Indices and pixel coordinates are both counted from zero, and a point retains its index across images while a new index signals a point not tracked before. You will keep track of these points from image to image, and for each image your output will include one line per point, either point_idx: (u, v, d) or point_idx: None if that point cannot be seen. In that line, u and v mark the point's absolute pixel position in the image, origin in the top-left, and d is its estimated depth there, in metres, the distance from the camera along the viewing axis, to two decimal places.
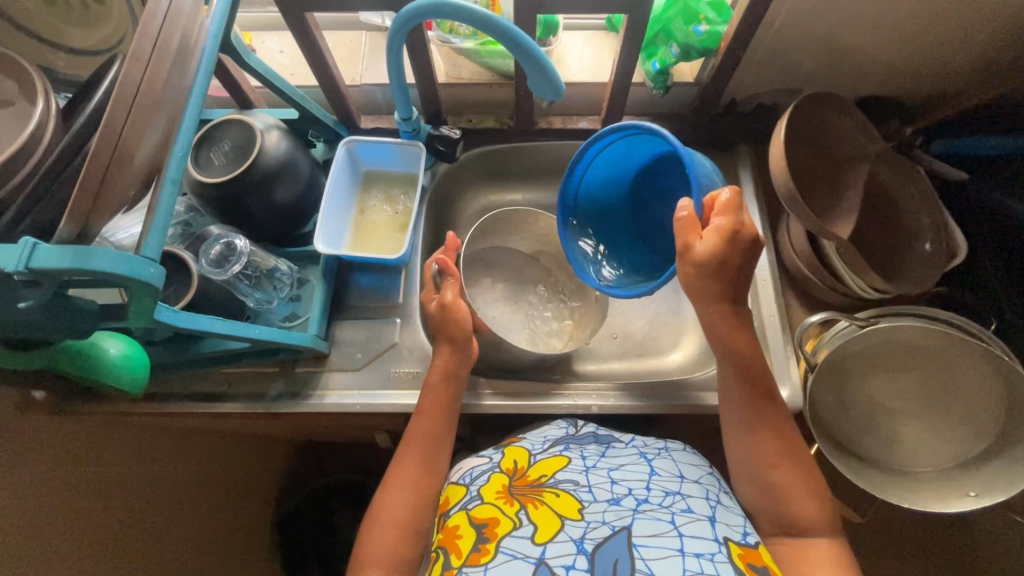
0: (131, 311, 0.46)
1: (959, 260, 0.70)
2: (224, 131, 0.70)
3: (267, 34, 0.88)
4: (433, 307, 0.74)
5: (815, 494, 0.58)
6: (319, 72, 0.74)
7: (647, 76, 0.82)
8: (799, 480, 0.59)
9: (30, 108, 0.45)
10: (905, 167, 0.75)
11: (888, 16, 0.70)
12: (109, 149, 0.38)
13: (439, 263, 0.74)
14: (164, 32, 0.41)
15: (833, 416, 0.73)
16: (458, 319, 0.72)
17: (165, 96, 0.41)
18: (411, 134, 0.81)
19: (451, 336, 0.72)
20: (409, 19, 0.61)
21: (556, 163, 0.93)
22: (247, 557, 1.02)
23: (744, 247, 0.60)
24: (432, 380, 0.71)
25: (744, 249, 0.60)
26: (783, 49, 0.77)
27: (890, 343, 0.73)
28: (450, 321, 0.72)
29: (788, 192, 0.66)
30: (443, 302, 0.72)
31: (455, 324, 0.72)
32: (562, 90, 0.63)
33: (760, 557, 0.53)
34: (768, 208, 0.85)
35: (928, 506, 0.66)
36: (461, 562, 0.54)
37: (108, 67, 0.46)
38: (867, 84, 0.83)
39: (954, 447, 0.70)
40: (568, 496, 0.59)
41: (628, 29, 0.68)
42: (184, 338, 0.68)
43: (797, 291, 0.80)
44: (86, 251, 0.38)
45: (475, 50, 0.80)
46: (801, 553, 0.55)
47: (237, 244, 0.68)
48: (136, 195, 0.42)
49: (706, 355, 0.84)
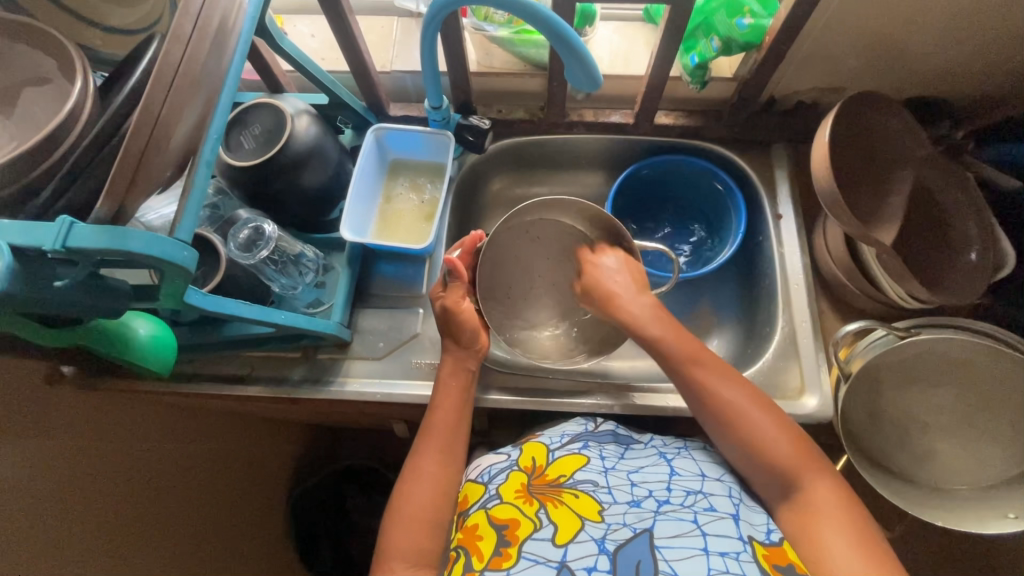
0: (161, 293, 0.46)
1: (1007, 271, 0.68)
2: (254, 114, 0.70)
3: (300, 17, 0.88)
4: (437, 308, 0.73)
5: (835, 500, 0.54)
6: (351, 56, 0.73)
7: (684, 69, 0.80)
8: (787, 452, 0.57)
9: (68, 87, 0.45)
10: (955, 172, 0.71)
11: (946, 12, 0.67)
12: (148, 129, 0.38)
13: (448, 264, 0.72)
14: (205, 11, 0.41)
15: (862, 426, 0.71)
16: (461, 319, 0.71)
17: (204, 78, 0.41)
18: (440, 124, 0.80)
19: (456, 336, 0.72)
20: (447, 6, 0.59)
21: (585, 157, 0.91)
22: (264, 537, 1.04)
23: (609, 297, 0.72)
24: (442, 374, 0.71)
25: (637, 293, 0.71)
26: (830, 45, 0.74)
27: (929, 356, 0.70)
28: (454, 323, 0.71)
29: (831, 194, 0.63)
30: (446, 305, 0.71)
31: (459, 326, 0.71)
32: (599, 82, 0.62)
33: (785, 556, 0.51)
34: (802, 210, 0.83)
35: (967, 527, 0.64)
36: (483, 565, 0.53)
37: (147, 46, 0.46)
38: (916, 85, 0.80)
39: (989, 467, 0.68)
40: (588, 497, 0.58)
41: (670, 20, 0.66)
42: (208, 322, 0.68)
43: (831, 296, 0.79)
44: (120, 232, 0.38)
45: (509, 39, 0.78)
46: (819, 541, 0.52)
47: (266, 229, 0.68)
48: (172, 176, 0.41)
49: (733, 360, 0.81)
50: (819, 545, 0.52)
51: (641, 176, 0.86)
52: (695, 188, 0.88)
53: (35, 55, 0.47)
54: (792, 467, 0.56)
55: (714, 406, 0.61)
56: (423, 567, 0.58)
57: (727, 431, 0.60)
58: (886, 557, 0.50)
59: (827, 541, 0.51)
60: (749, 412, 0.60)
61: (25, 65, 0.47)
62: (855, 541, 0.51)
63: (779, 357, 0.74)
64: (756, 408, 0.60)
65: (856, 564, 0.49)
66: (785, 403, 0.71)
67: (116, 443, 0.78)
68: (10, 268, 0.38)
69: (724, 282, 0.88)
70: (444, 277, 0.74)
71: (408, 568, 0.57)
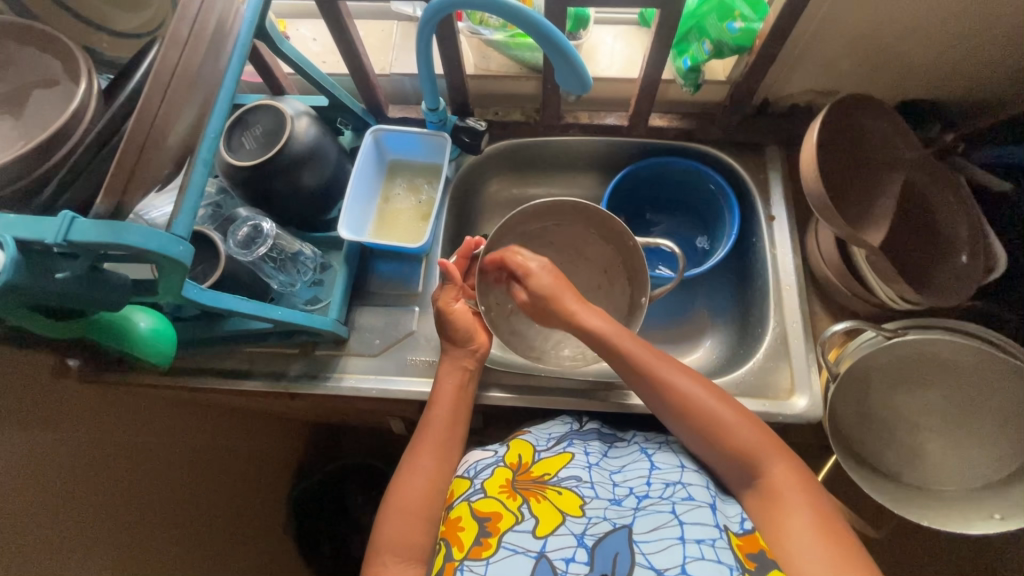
0: (159, 287, 0.48)
1: (997, 273, 0.68)
2: (255, 115, 0.71)
3: (302, 21, 0.90)
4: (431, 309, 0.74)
5: (801, 487, 0.56)
6: (350, 60, 0.75)
7: (677, 72, 0.81)
8: (748, 439, 0.58)
9: (75, 89, 0.47)
10: (944, 173, 0.72)
11: (936, 14, 0.67)
12: (145, 128, 0.39)
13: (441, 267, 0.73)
14: (201, 16, 0.42)
15: (852, 427, 0.71)
16: (452, 320, 0.72)
17: (200, 80, 0.43)
18: (437, 125, 0.82)
19: (450, 337, 0.73)
20: (440, 10, 0.61)
21: (580, 159, 0.93)
22: (264, 532, 1.06)
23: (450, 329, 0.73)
24: (442, 372, 0.72)
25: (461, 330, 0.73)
26: (822, 48, 0.75)
27: (919, 357, 0.70)
28: (448, 323, 0.73)
29: (819, 195, 0.64)
30: (438, 308, 0.73)
31: (451, 325, 0.73)
32: (589, 84, 0.63)
33: (761, 542, 0.54)
34: (795, 212, 0.83)
35: (952, 527, 0.65)
36: (462, 555, 0.57)
37: (148, 49, 0.48)
38: (909, 88, 0.80)
39: (977, 467, 0.68)
40: (570, 492, 0.60)
41: (661, 24, 0.67)
42: (210, 317, 0.70)
43: (823, 297, 0.79)
44: (119, 225, 0.40)
45: (503, 42, 0.80)
46: (778, 522, 0.55)
47: (264, 227, 0.70)
48: (170, 173, 0.43)
49: (726, 360, 0.82)
50: (786, 526, 0.54)
51: (636, 178, 0.88)
52: (690, 189, 0.88)
53: (43, 57, 0.49)
54: (754, 453, 0.58)
55: (672, 402, 0.62)
56: (413, 561, 0.58)
57: (687, 425, 0.61)
58: (844, 532, 0.53)
59: (792, 523, 0.54)
60: (707, 404, 0.61)
61: (34, 67, 0.49)
62: (818, 523, 0.53)
63: (770, 358, 0.75)
64: (715, 399, 0.61)
65: (816, 544, 0.51)
66: (775, 403, 0.72)
67: (118, 435, 0.79)
68: (14, 259, 0.40)
69: (719, 282, 0.89)
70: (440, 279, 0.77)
71: (399, 561, 0.58)
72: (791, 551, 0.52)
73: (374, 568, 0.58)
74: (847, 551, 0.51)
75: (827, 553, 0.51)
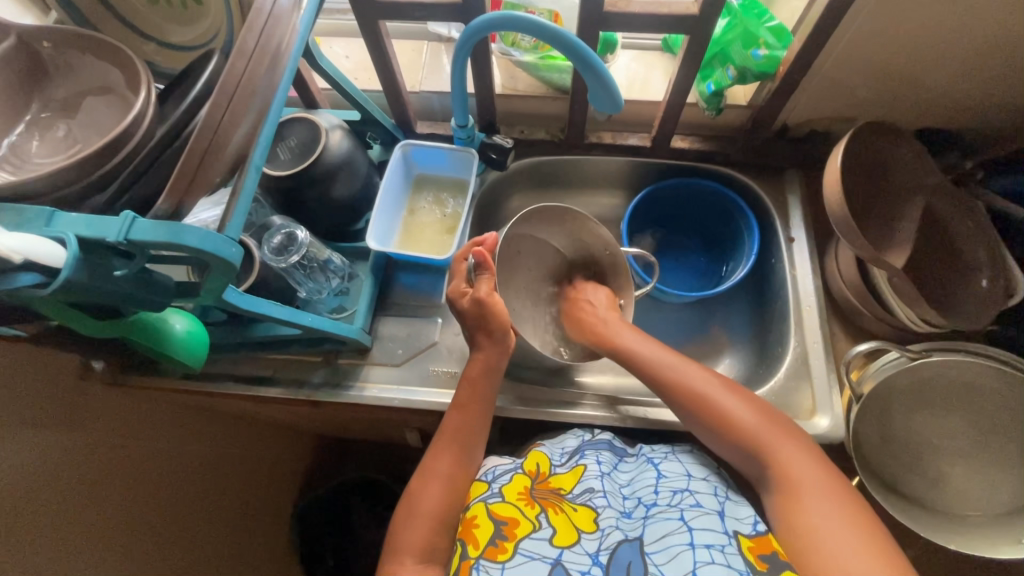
0: (204, 289, 0.49)
1: (1018, 297, 0.68)
2: (292, 127, 0.74)
3: (335, 39, 0.93)
4: (467, 302, 0.68)
5: (815, 471, 0.57)
6: (384, 77, 0.77)
7: (700, 96, 0.83)
8: (760, 429, 0.61)
9: (133, 98, 0.48)
10: (964, 200, 0.74)
11: (953, 46, 0.70)
12: (210, 134, 0.41)
13: (475, 256, 0.68)
14: (266, 31, 0.45)
15: (874, 449, 0.71)
16: (495, 314, 0.67)
17: (260, 91, 0.44)
18: (465, 142, 0.84)
19: (489, 330, 0.68)
20: (478, 32, 0.63)
21: (602, 177, 0.95)
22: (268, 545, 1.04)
23: (497, 316, 0.67)
24: (472, 374, 0.69)
25: (502, 319, 0.67)
26: (842, 77, 0.77)
27: (939, 379, 0.71)
28: (488, 316, 0.67)
29: (843, 218, 0.65)
30: (478, 297, 0.66)
31: (490, 320, 0.67)
32: (620, 104, 0.65)
33: (770, 544, 0.55)
34: (814, 233, 0.85)
35: (978, 551, 0.65)
36: (478, 554, 0.57)
37: (205, 60, 0.50)
38: (925, 117, 0.83)
39: (999, 490, 0.68)
40: (586, 508, 0.62)
41: (689, 49, 0.69)
42: (238, 321, 0.71)
43: (843, 319, 0.80)
44: (178, 227, 0.41)
45: (534, 63, 0.83)
46: (794, 507, 0.55)
47: (298, 235, 0.71)
48: (222, 181, 0.44)
49: (745, 378, 0.82)
50: (801, 513, 0.54)
51: (655, 197, 0.89)
52: (699, 210, 0.91)
53: (100, 64, 0.51)
54: (763, 440, 0.60)
55: (691, 398, 0.65)
56: (432, 562, 0.59)
57: (702, 420, 0.64)
58: (868, 522, 0.53)
59: (808, 514, 0.54)
60: (724, 404, 0.63)
61: (92, 76, 0.51)
62: (830, 503, 0.54)
63: (791, 377, 0.75)
64: (729, 393, 0.64)
65: (833, 528, 0.52)
66: (797, 422, 0.72)
67: (134, 439, 0.79)
68: (75, 257, 0.42)
69: (736, 302, 0.90)
70: (468, 272, 0.71)
71: (416, 563, 0.58)
72: (810, 542, 0.52)
73: (392, 566, 0.59)
74: (865, 531, 0.52)
75: (846, 540, 0.51)
